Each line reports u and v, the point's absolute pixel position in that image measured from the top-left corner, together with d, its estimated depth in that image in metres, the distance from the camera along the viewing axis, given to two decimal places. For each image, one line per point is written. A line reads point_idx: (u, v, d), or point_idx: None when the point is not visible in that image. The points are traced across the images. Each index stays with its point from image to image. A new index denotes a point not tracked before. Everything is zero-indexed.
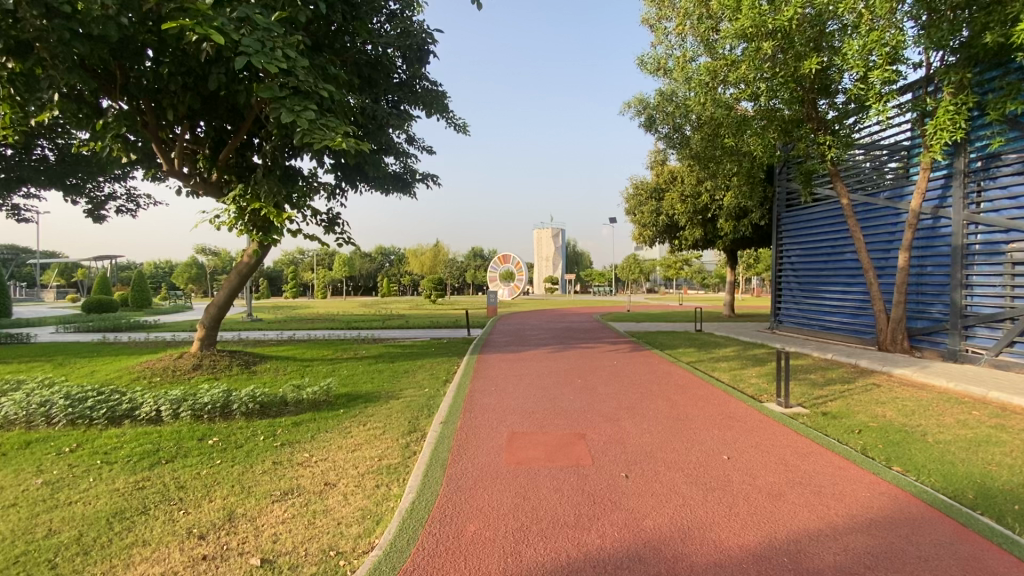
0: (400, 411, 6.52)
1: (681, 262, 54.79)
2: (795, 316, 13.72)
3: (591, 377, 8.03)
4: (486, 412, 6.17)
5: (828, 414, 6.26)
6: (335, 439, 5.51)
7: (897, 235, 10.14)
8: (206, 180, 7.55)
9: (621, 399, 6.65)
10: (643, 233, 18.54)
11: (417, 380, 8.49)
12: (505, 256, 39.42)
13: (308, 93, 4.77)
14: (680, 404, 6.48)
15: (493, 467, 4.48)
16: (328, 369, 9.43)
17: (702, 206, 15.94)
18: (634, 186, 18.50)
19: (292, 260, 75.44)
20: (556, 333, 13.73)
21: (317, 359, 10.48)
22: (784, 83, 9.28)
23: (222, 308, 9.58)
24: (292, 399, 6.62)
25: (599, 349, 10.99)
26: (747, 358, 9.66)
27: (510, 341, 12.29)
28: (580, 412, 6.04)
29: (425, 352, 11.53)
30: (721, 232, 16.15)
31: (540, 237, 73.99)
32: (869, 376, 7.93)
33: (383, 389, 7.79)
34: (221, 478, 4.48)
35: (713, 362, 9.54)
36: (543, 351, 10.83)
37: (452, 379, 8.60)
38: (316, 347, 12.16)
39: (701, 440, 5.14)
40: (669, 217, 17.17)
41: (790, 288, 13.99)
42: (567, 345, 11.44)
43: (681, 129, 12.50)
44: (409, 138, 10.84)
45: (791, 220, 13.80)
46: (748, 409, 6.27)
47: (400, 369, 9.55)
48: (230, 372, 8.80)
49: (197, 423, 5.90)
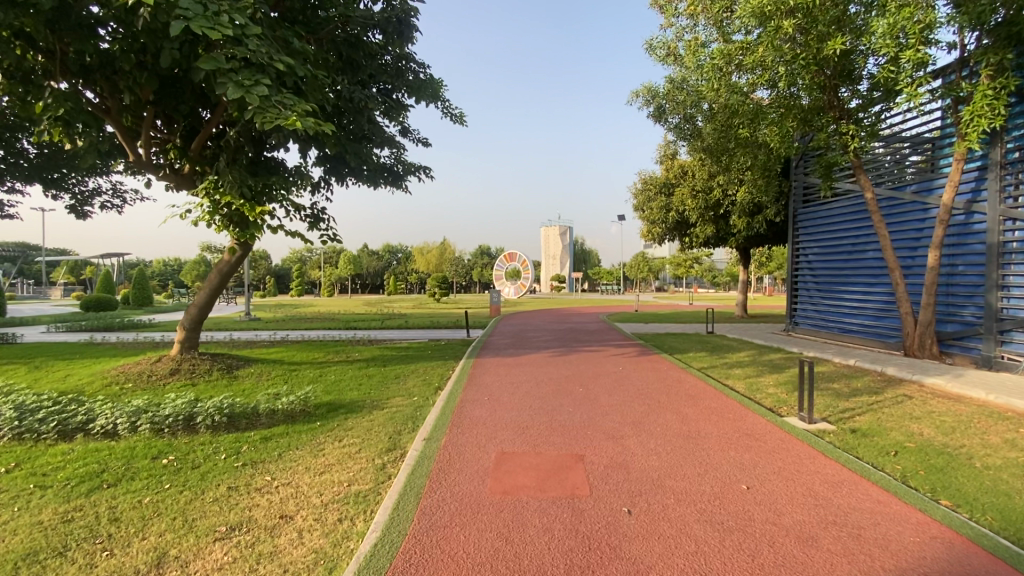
0: (382, 424, 5.93)
1: (690, 260, 53.88)
2: (813, 317, 13.01)
3: (594, 385, 7.41)
4: (475, 427, 5.57)
5: (857, 431, 5.59)
6: (303, 459, 4.93)
7: (925, 232, 9.42)
8: (179, 172, 7.03)
9: (626, 412, 6.02)
10: (651, 230, 17.86)
11: (407, 388, 7.91)
12: (512, 254, 38.80)
13: (262, 66, 4.23)
14: (691, 419, 5.84)
15: (475, 498, 3.88)
16: (315, 375, 8.88)
17: (714, 202, 15.24)
18: (643, 181, 17.80)
19: (299, 257, 75.33)
20: (559, 335, 13.09)
21: (305, 363, 9.94)
22: (804, 67, 8.59)
23: (203, 309, 9.06)
24: (265, 411, 6.07)
25: (604, 353, 10.36)
26: (763, 364, 9.00)
27: (510, 343, 11.68)
28: (579, 428, 5.43)
29: (420, 355, 10.94)
30: (734, 229, 15.44)
31: (548, 235, 73.26)
32: (898, 387, 7.23)
33: (369, 398, 7.22)
34: (163, 509, 3.91)
35: (726, 368, 8.88)
36: (545, 355, 10.22)
37: (445, 386, 8.01)
38: (308, 349, 11.64)
39: (716, 465, 4.51)
40: (679, 213, 16.47)
41: (807, 287, 13.28)
42: (570, 348, 10.80)
43: (692, 119, 11.81)
44: (404, 130, 10.30)
45: (809, 216, 13.09)
46: (767, 425, 5.62)
47: (391, 373, 8.98)
48: (209, 378, 8.27)
49: (155, 439, 5.35)
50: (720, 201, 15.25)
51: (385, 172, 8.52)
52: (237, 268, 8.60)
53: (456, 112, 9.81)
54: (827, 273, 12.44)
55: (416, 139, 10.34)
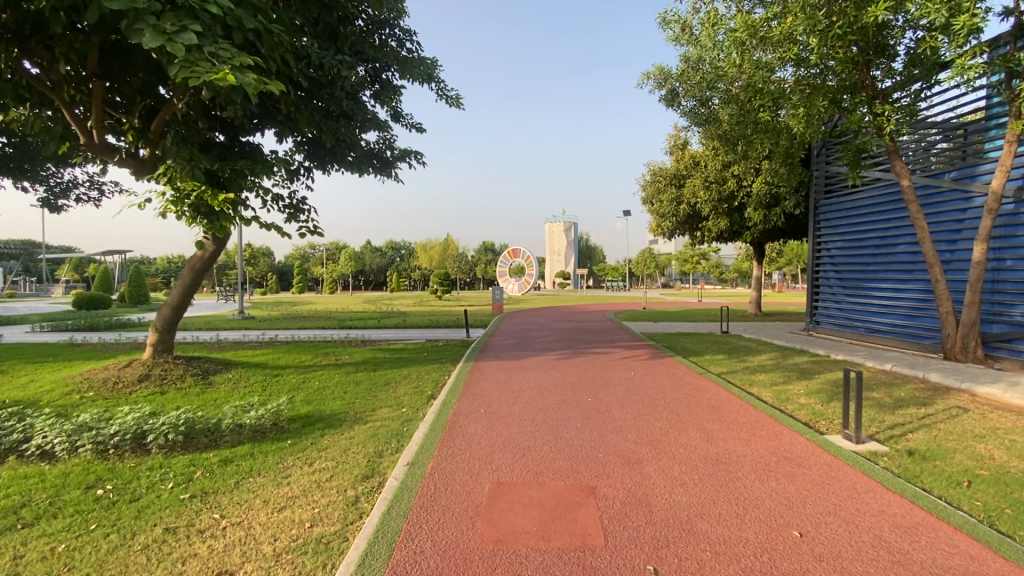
0: (362, 443, 5.16)
1: (698, 257, 52.99)
2: (836, 315, 12.15)
3: (604, 394, 6.63)
4: (468, 447, 4.81)
5: (914, 453, 4.79)
6: (263, 489, 4.17)
7: (968, 223, 8.59)
8: (138, 156, 6.30)
9: (643, 429, 5.24)
10: (661, 224, 17.04)
11: (397, 396, 7.16)
12: (516, 250, 37.99)
13: (194, 12, 3.59)
14: (719, 438, 5.05)
15: (462, 552, 3.10)
16: (298, 381, 8.13)
17: (729, 194, 14.38)
18: (652, 172, 16.95)
19: (302, 254, 74.81)
20: (565, 335, 12.29)
21: (290, 367, 9.20)
22: (837, 39, 7.76)
23: (176, 310, 8.30)
24: (229, 427, 5.32)
25: (614, 355, 9.55)
26: (790, 369, 8.18)
27: (512, 345, 10.92)
28: (588, 450, 4.65)
29: (415, 358, 10.17)
30: (749, 222, 14.60)
31: (552, 230, 72.41)
32: (947, 397, 6.42)
33: (353, 409, 6.46)
34: (77, 563, 3.16)
35: (749, 373, 8.07)
36: (549, 358, 9.44)
37: (439, 394, 7.25)
38: (296, 351, 10.88)
39: (756, 501, 3.72)
40: (691, 206, 15.64)
41: (829, 283, 12.42)
42: (577, 351, 10.00)
43: (708, 103, 10.96)
44: (396, 114, 9.61)
45: (832, 208, 12.24)
46: (808, 445, 4.83)
47: (381, 379, 8.23)
48: (180, 386, 7.53)
49: (96, 462, 4.61)
50: (735, 193, 14.39)
51: (372, 159, 7.79)
52: (211, 264, 7.84)
53: (453, 95, 9.07)
54: (852, 268, 11.60)
55: (410, 125, 9.63)
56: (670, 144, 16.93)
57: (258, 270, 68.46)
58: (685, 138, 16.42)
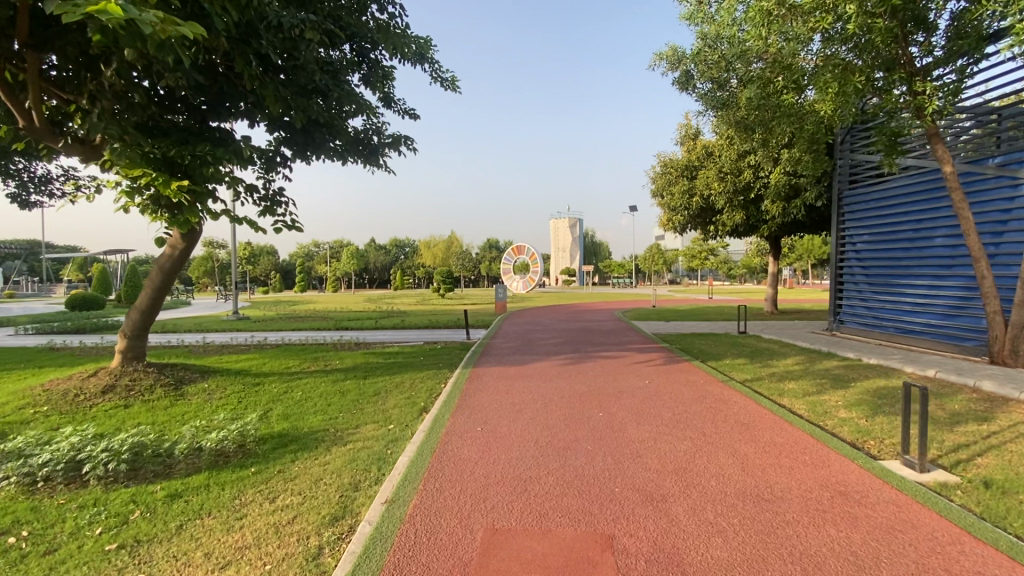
0: (336, 470, 4.43)
1: (706, 252, 52.08)
2: (862, 314, 11.33)
3: (616, 407, 5.89)
4: (459, 479, 4.06)
5: (991, 485, 3.99)
6: (207, 537, 3.44)
7: (1017, 213, 7.77)
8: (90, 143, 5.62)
9: (664, 454, 4.48)
10: (672, 218, 16.25)
11: (385, 409, 6.44)
12: (520, 247, 37.20)
13: None
14: (755, 465, 4.29)
15: None
16: (279, 390, 7.40)
17: (745, 185, 13.57)
18: (662, 163, 16.16)
19: (305, 253, 74.30)
20: (571, 337, 11.53)
21: (273, 374, 8.48)
22: (874, 8, 6.95)
23: (146, 314, 7.55)
24: (183, 452, 4.61)
25: (625, 360, 8.78)
26: (821, 377, 7.38)
27: (516, 348, 10.16)
28: (602, 484, 3.90)
29: (410, 363, 9.42)
30: (766, 215, 13.78)
31: (557, 226, 71.53)
32: (1010, 410, 5.61)
33: (334, 426, 5.73)
34: None
35: (776, 381, 7.28)
36: (554, 363, 8.68)
37: (432, 406, 6.51)
38: (284, 356, 10.15)
39: (816, 558, 2.95)
40: (704, 199, 14.84)
41: (855, 280, 11.60)
42: (584, 354, 9.23)
43: (724, 86, 10.16)
44: (388, 99, 8.89)
45: (857, 199, 11.45)
46: (865, 476, 4.05)
47: (370, 388, 7.48)
48: (148, 398, 6.83)
49: (19, 500, 3.92)
50: (751, 184, 13.58)
51: (358, 146, 7.06)
52: (183, 263, 7.13)
53: (448, 77, 8.32)
54: (881, 263, 10.79)
55: (403, 111, 8.91)
56: (682, 134, 16.24)
57: (261, 268, 68.01)
58: (696, 127, 15.79)
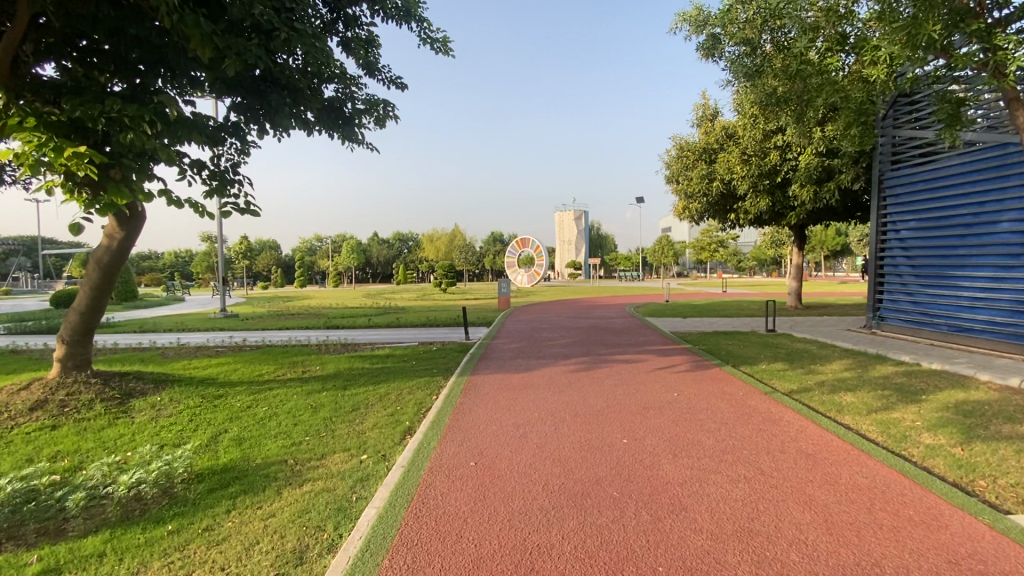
0: (278, 530, 3.32)
1: (715, 244, 50.78)
2: (908, 310, 10.15)
3: (643, 430, 4.78)
4: (441, 549, 2.95)
5: None
6: None
7: None
8: None
9: (717, 507, 3.35)
10: (687, 206, 15.07)
11: (362, 431, 5.32)
12: (524, 239, 36.01)
13: None
14: (844, 526, 3.16)
15: None
16: (243, 404, 6.30)
17: (771, 168, 12.40)
18: (678, 147, 14.99)
19: (309, 246, 73.29)
20: (582, 336, 10.38)
21: (241, 383, 7.37)
22: None
23: (87, 315, 6.45)
24: (79, 504, 3.50)
25: (645, 364, 7.64)
26: (883, 388, 6.22)
27: (520, 350, 9.06)
28: (641, 562, 2.77)
29: (400, 368, 8.31)
30: (794, 201, 12.59)
31: (561, 218, 70.30)
32: None
33: (293, 458, 4.62)
34: None
35: (829, 392, 6.13)
36: (564, 368, 7.55)
37: (419, 426, 5.40)
38: (260, 360, 9.06)
39: None
40: (725, 184, 13.64)
41: (898, 271, 10.42)
42: (597, 358, 8.09)
43: (758, 49, 8.93)
44: (373, 66, 7.79)
45: (901, 180, 10.28)
46: (1004, 545, 2.91)
47: (349, 402, 6.38)
48: (83, 415, 5.74)
49: None
50: (778, 167, 12.43)
51: (329, 115, 5.95)
52: (123, 253, 6.08)
53: (440, 38, 7.18)
54: (931, 253, 9.60)
55: (389, 80, 7.80)
56: (700, 115, 15.12)
57: (263, 262, 67.24)
58: (715, 107, 14.87)
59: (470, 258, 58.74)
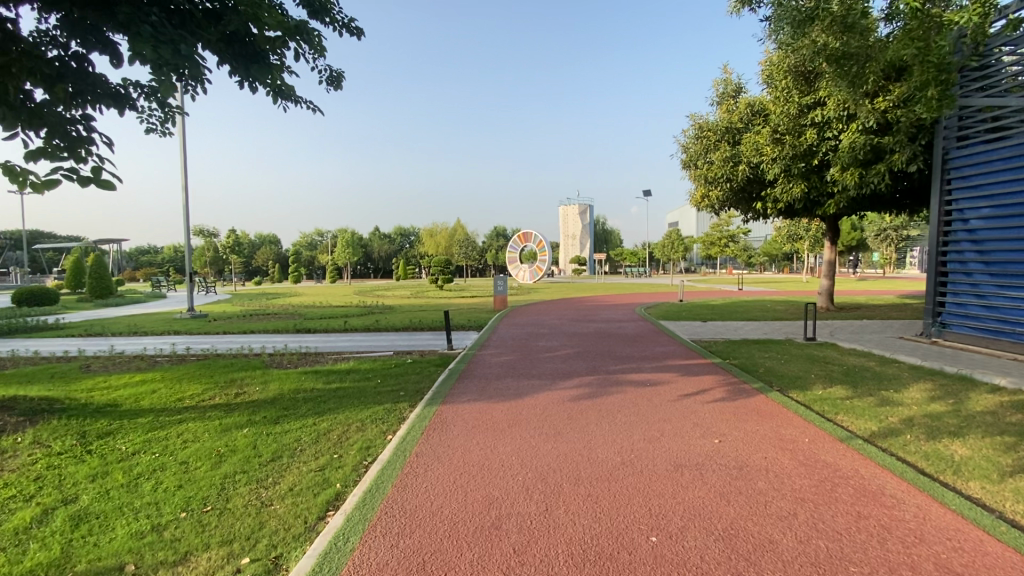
0: None
1: (725, 239, 49.02)
2: (980, 316, 8.43)
3: (679, 519, 3.09)
4: None
5: None
6: None
7: None
8: None
9: None
10: (707, 194, 13.40)
11: (263, 504, 3.64)
12: (525, 233, 34.37)
13: None
14: None
15: None
16: (129, 448, 4.68)
17: (807, 148, 10.68)
18: (697, 127, 13.33)
19: (309, 241, 71.89)
20: (586, 346, 8.70)
21: (146, 413, 5.74)
22: None
23: None
24: None
25: (666, 388, 5.96)
26: (1000, 431, 4.50)
27: (511, 366, 7.37)
28: None
29: (360, 389, 6.67)
30: (833, 188, 10.85)
31: (566, 213, 68.58)
32: None
33: (134, 560, 2.98)
34: None
35: (926, 438, 4.43)
36: (563, 394, 5.88)
37: (350, 495, 3.72)
38: (194, 375, 7.45)
39: None
40: (751, 169, 11.94)
41: (965, 269, 8.70)
42: (604, 379, 6.40)
43: None
44: (322, 8, 6.10)
45: (969, 160, 8.54)
46: None
47: (270, 446, 4.73)
48: None
49: None
50: (815, 147, 10.71)
51: (231, 50, 4.30)
52: None
53: None
54: (1010, 248, 7.89)
55: (342, 25, 6.11)
56: (721, 92, 13.46)
57: (261, 257, 65.99)
58: (738, 82, 13.20)
59: (472, 253, 57.25)
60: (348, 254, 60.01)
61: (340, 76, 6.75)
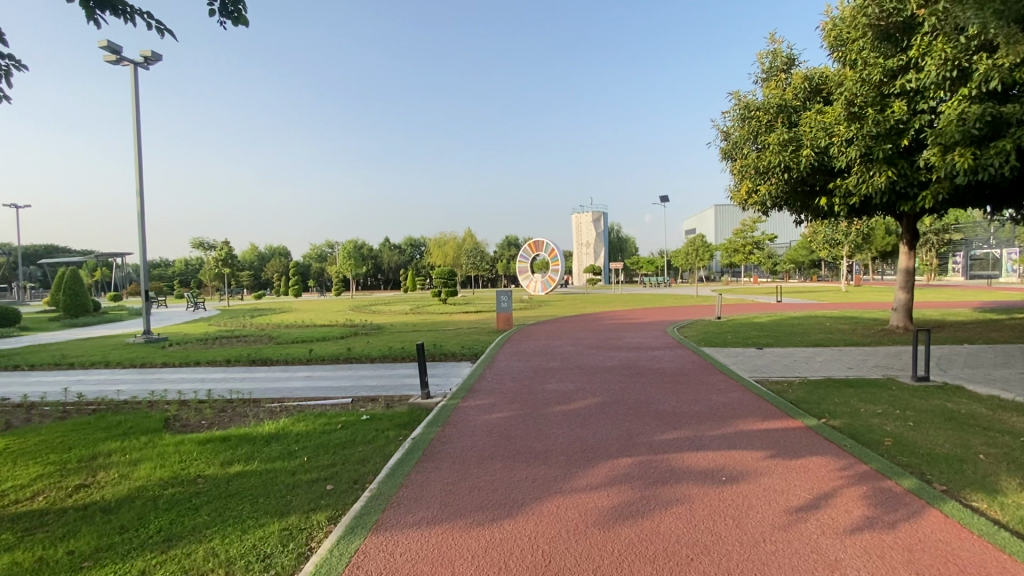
0: None
1: (751, 246, 45.94)
2: None
3: None
4: None
5: None
6: None
7: None
8: None
9: None
10: (754, 190, 10.96)
11: None
12: (537, 241, 31.86)
13: None
14: None
15: None
16: None
17: (894, 125, 8.19)
18: (741, 107, 10.94)
19: (317, 253, 69.99)
20: (614, 392, 6.28)
21: None
22: None
23: None
24: None
25: (758, 492, 3.53)
26: None
27: (504, 432, 4.99)
28: None
29: (268, 479, 4.29)
30: (928, 177, 8.32)
31: (581, 221, 66.02)
32: None
33: None
34: None
35: None
36: (584, 502, 3.48)
37: None
38: (49, 444, 5.18)
39: None
40: (816, 155, 9.45)
41: None
42: (650, 468, 3.96)
43: None
44: None
45: None
46: None
47: None
48: None
49: None
50: (904, 124, 8.23)
51: None
52: None
53: None
54: None
55: None
56: (767, 66, 11.08)
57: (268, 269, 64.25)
58: (789, 54, 10.82)
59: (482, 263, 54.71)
60: (354, 265, 58.00)
61: (243, 7, 4.56)
